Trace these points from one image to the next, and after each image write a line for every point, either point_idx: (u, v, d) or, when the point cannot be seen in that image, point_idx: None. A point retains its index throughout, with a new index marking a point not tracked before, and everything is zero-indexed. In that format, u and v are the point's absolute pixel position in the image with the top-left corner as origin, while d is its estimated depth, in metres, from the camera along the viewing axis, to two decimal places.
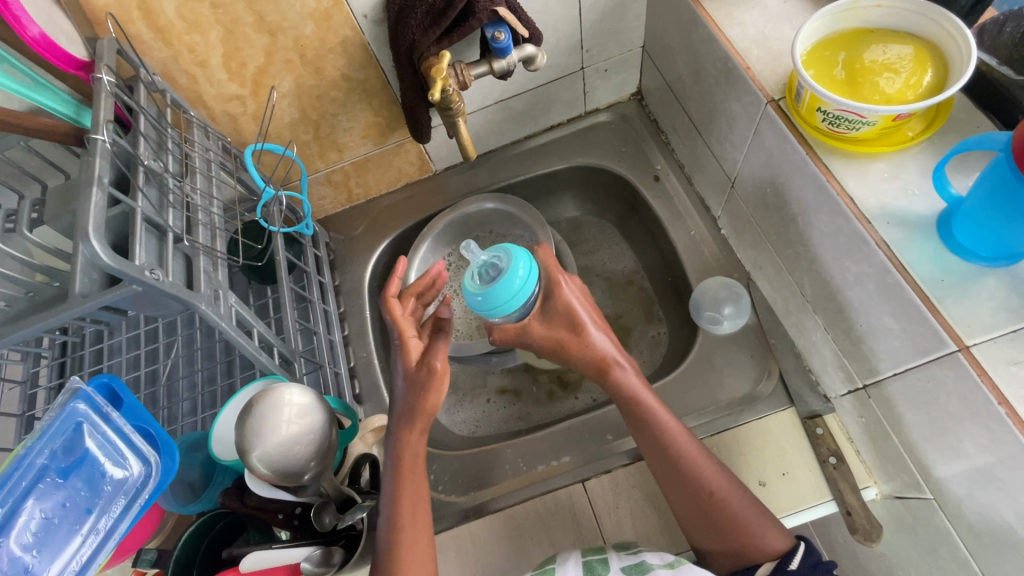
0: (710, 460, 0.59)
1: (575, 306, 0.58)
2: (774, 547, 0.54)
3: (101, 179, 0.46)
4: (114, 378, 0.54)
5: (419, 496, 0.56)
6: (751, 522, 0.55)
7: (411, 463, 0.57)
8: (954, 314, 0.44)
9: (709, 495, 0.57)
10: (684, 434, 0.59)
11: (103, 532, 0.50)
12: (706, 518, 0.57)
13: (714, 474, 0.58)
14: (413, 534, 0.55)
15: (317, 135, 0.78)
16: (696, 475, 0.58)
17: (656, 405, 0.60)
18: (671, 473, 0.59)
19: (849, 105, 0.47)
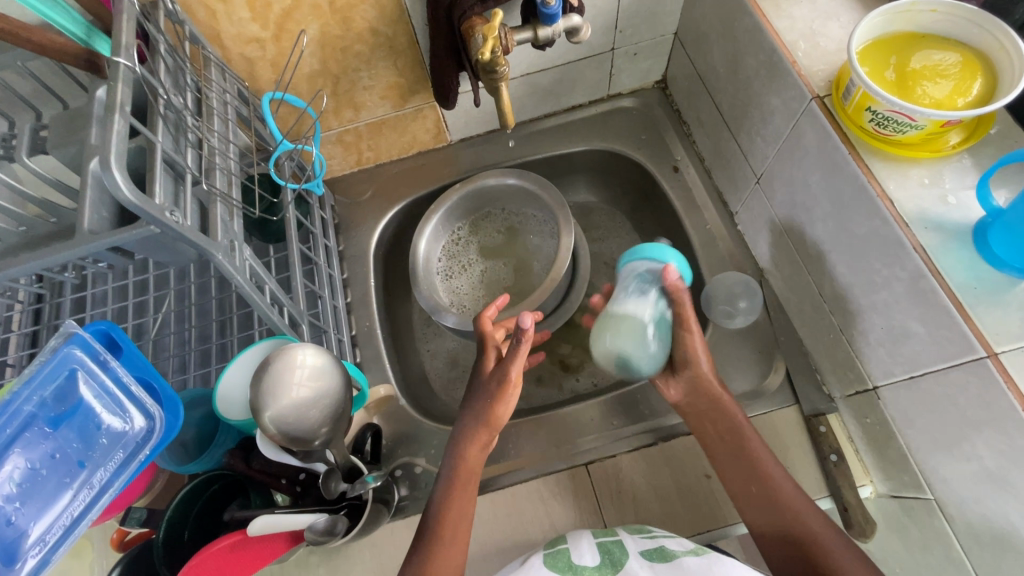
0: (807, 500, 0.56)
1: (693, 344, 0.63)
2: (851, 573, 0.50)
3: (123, 106, 0.42)
4: (112, 325, 0.50)
5: (465, 510, 0.58)
6: (846, 559, 0.51)
7: (469, 473, 0.59)
8: (985, 321, 0.45)
9: (797, 524, 0.54)
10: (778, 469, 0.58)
11: (97, 487, 0.47)
12: (791, 543, 0.54)
13: (812, 515, 0.54)
14: (453, 540, 0.55)
15: (336, 89, 0.74)
16: (789, 505, 0.55)
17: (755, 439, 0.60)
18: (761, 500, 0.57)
19: (901, 107, 0.47)
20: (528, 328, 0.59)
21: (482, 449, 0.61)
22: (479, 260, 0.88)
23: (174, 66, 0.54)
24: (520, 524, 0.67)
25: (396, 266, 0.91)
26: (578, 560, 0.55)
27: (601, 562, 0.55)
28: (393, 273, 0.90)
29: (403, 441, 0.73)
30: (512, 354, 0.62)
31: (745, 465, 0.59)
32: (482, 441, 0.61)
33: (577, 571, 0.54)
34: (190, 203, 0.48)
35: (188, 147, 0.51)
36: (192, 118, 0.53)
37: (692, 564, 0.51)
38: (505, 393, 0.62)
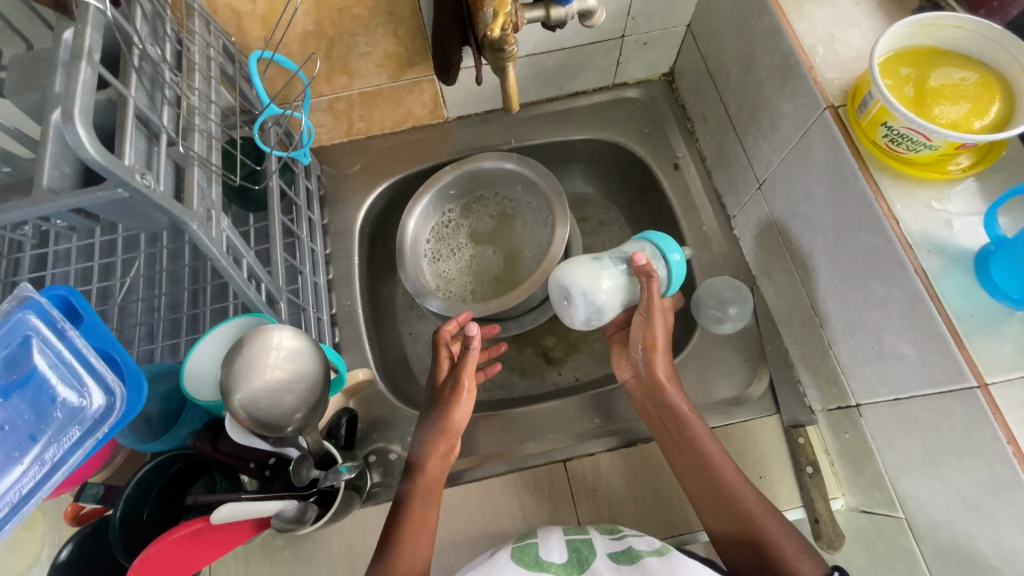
0: (748, 487, 0.58)
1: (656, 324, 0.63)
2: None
3: (91, 55, 0.38)
4: (72, 292, 0.46)
5: (425, 523, 0.57)
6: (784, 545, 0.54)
7: (429, 485, 0.59)
8: (978, 351, 0.45)
9: (738, 509, 0.57)
10: (722, 457, 0.60)
11: (48, 463, 0.44)
12: (741, 539, 0.56)
13: (752, 501, 0.57)
14: (411, 558, 0.55)
15: (329, 53, 0.70)
16: (730, 490, 0.58)
17: (699, 425, 0.61)
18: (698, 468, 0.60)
19: (918, 125, 0.46)
20: (475, 338, 0.61)
21: (442, 459, 0.61)
22: (468, 245, 0.86)
23: (152, 12, 0.50)
24: (493, 517, 0.66)
25: (381, 244, 0.88)
26: (546, 556, 0.54)
27: (568, 560, 0.54)
28: (378, 252, 0.86)
29: (378, 426, 0.71)
30: (463, 364, 0.63)
31: (688, 442, 0.61)
32: (442, 450, 0.61)
33: (544, 567, 0.52)
34: (165, 166, 0.44)
35: (165, 104, 0.47)
36: (170, 73, 0.49)
37: (655, 566, 0.51)
38: (457, 403, 0.62)
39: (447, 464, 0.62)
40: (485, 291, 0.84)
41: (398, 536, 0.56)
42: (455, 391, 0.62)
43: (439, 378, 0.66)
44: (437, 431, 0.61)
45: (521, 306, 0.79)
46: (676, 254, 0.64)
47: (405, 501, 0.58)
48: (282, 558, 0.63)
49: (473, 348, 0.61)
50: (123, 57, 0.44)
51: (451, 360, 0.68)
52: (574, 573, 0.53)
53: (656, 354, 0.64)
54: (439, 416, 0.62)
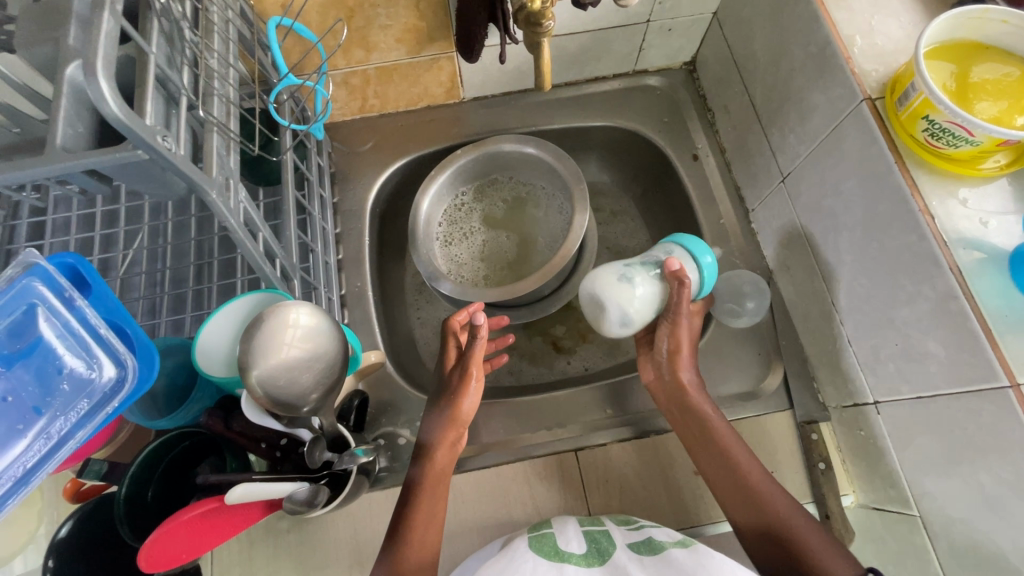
0: (772, 485, 0.57)
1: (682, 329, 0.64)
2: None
3: (114, 5, 0.36)
4: (81, 260, 0.44)
5: (434, 513, 0.56)
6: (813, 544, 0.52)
7: (439, 473, 0.58)
8: (1011, 351, 0.44)
9: (764, 508, 0.56)
10: (742, 452, 0.60)
11: (54, 437, 0.42)
12: (769, 538, 0.55)
13: (777, 499, 0.56)
14: (419, 548, 0.53)
15: (348, 24, 0.67)
16: (754, 488, 0.57)
17: (715, 418, 0.62)
18: (719, 465, 0.60)
19: (963, 119, 0.45)
20: (483, 326, 0.60)
21: (451, 449, 0.60)
22: (481, 229, 0.84)
23: None
24: (503, 505, 0.66)
25: (391, 225, 0.86)
26: (565, 547, 0.53)
27: (588, 551, 0.53)
28: (388, 233, 0.84)
29: (387, 410, 0.69)
30: (470, 351, 0.61)
31: (711, 445, 0.61)
32: (450, 439, 0.60)
33: (565, 558, 0.51)
34: (184, 130, 0.42)
35: (184, 65, 0.45)
36: (190, 32, 0.47)
37: (680, 556, 0.48)
38: (465, 391, 0.61)
39: (455, 454, 0.61)
40: (497, 277, 0.82)
41: (407, 524, 0.54)
42: (463, 377, 0.61)
43: (447, 367, 0.65)
44: (443, 420, 0.60)
45: (535, 293, 0.78)
46: (707, 256, 0.65)
47: (414, 490, 0.57)
48: (286, 541, 0.61)
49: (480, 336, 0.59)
50: (142, 12, 0.41)
51: (459, 350, 0.66)
52: (595, 564, 0.51)
53: (681, 352, 0.65)
54: (446, 404, 0.61)
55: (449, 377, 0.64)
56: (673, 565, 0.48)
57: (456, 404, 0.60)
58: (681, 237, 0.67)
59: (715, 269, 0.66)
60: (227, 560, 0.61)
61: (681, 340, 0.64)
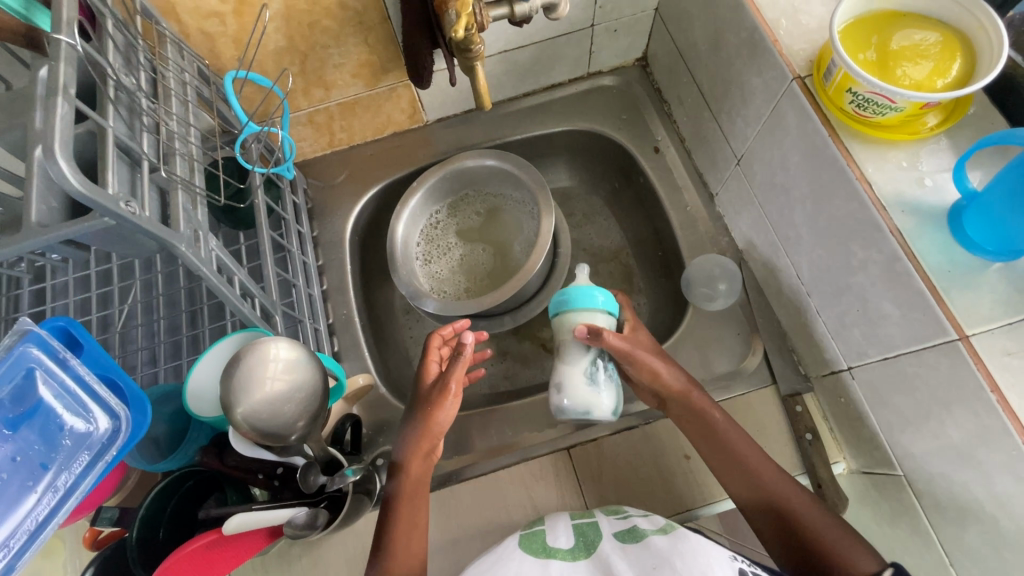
0: (779, 475, 0.58)
1: (646, 358, 0.63)
2: (865, 569, 0.50)
3: (67, 89, 0.39)
4: (71, 322, 0.47)
5: (415, 524, 0.58)
6: (827, 531, 0.54)
7: (416, 484, 0.60)
8: (957, 304, 0.46)
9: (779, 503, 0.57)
10: (749, 448, 0.60)
11: (62, 490, 0.46)
12: (787, 534, 0.56)
13: (784, 489, 0.57)
14: (404, 557, 0.56)
15: (304, 67, 0.71)
16: (764, 482, 0.58)
17: (719, 417, 0.62)
18: (728, 460, 0.60)
19: (881, 89, 0.47)
20: (468, 345, 0.63)
21: (425, 458, 0.62)
22: (458, 244, 0.87)
23: (124, 42, 0.51)
24: (503, 509, 0.67)
25: (372, 250, 0.88)
26: (553, 543, 0.55)
27: (575, 545, 0.55)
28: (369, 259, 0.87)
29: (384, 429, 0.72)
30: (452, 369, 0.63)
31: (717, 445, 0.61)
32: (424, 450, 0.61)
33: (551, 554, 0.53)
34: (148, 192, 0.46)
35: (144, 131, 0.48)
36: (148, 100, 0.50)
37: (659, 543, 0.51)
38: (442, 404, 0.62)
39: (430, 464, 0.62)
40: (478, 289, 0.85)
41: (390, 536, 0.57)
42: (443, 392, 0.63)
43: (425, 381, 0.66)
44: (416, 431, 0.62)
45: (517, 300, 0.80)
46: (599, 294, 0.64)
47: (395, 500, 0.59)
48: (298, 565, 0.64)
49: (465, 355, 0.62)
50: (98, 89, 0.45)
51: (440, 365, 0.68)
52: (581, 556, 0.53)
53: (656, 371, 0.63)
54: (422, 417, 0.62)
55: (427, 390, 0.65)
56: (653, 552, 0.50)
57: (430, 418, 0.62)
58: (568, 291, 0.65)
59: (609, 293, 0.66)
60: None
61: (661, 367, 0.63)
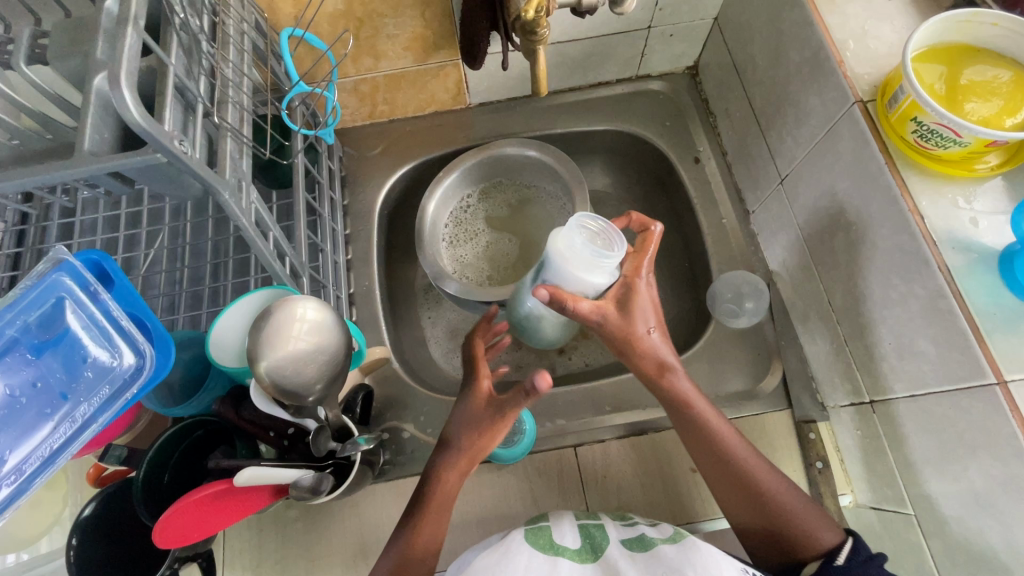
0: (757, 459, 0.56)
1: (641, 305, 0.55)
2: (827, 547, 0.52)
3: (137, 20, 0.39)
4: (105, 256, 0.47)
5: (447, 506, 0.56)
6: (800, 517, 0.53)
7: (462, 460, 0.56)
8: (999, 348, 0.45)
9: (753, 483, 0.55)
10: (731, 434, 0.57)
11: (78, 421, 0.46)
12: (763, 519, 0.54)
13: (763, 472, 0.55)
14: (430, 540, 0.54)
15: (358, 34, 0.70)
16: (743, 467, 0.55)
17: (708, 410, 0.57)
18: (705, 446, 0.57)
19: (949, 120, 0.46)
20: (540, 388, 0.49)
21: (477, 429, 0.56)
22: (485, 231, 0.86)
23: None
24: (503, 499, 0.67)
25: (398, 226, 0.88)
26: (560, 541, 0.54)
27: (582, 546, 0.55)
28: (395, 235, 0.87)
29: (393, 404, 0.72)
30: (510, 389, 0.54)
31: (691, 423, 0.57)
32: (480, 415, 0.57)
33: (559, 552, 0.53)
34: (200, 135, 0.45)
35: (201, 75, 0.48)
36: (207, 43, 0.50)
37: (670, 553, 0.51)
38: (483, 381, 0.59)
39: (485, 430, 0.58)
40: (500, 277, 0.85)
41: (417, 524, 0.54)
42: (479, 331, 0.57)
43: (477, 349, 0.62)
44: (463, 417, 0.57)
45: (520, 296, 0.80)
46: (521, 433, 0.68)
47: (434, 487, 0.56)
48: (294, 529, 0.64)
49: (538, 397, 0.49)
50: (162, 26, 0.45)
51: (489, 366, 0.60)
52: (589, 560, 0.53)
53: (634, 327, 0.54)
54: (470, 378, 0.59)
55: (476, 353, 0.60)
56: (664, 562, 0.51)
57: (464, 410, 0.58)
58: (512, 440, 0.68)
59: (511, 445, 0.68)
60: (238, 544, 0.63)
61: (649, 329, 0.55)
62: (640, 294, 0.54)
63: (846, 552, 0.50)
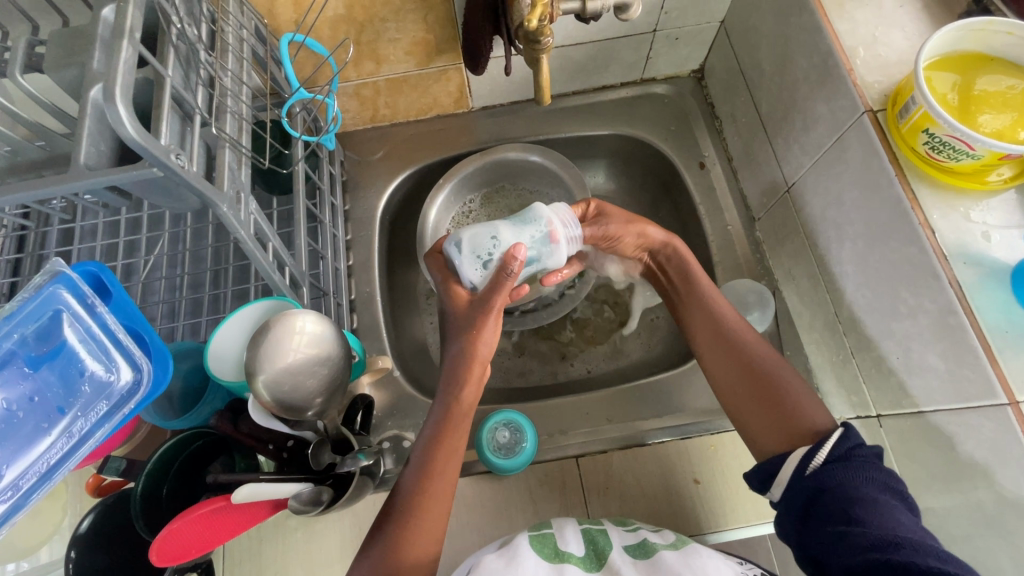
0: (761, 344, 0.59)
1: (639, 222, 0.66)
2: (818, 428, 0.52)
3: (132, 33, 0.38)
4: (103, 268, 0.47)
5: (441, 500, 0.52)
6: (796, 394, 0.54)
7: (462, 418, 0.56)
8: (1011, 367, 0.44)
9: (751, 364, 0.58)
10: (735, 317, 0.61)
11: (76, 436, 0.45)
12: (760, 397, 0.56)
13: (762, 356, 0.58)
14: (423, 542, 0.50)
15: (359, 39, 0.69)
16: (740, 343, 0.59)
17: (710, 286, 0.63)
18: (704, 314, 0.62)
19: (962, 133, 0.45)
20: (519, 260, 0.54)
21: (477, 387, 0.57)
22: None
23: None
24: (504, 509, 0.67)
25: (399, 231, 0.87)
26: (565, 548, 0.54)
27: (586, 554, 0.54)
28: (396, 240, 0.86)
29: (394, 413, 0.71)
30: (495, 291, 0.56)
31: (700, 303, 0.63)
32: (476, 377, 0.57)
33: (564, 559, 0.53)
34: (197, 147, 0.45)
35: (199, 85, 0.48)
36: (205, 53, 0.49)
37: (669, 557, 0.52)
38: (467, 382, 0.56)
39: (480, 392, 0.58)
40: None
41: (397, 542, 0.50)
42: (484, 313, 0.57)
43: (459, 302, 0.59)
44: (440, 422, 0.55)
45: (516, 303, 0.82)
46: (524, 443, 0.68)
47: (411, 500, 0.52)
48: (294, 539, 0.64)
49: (514, 271, 0.54)
50: (159, 37, 0.44)
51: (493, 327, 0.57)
52: (594, 567, 0.53)
53: (638, 221, 0.67)
54: (466, 340, 0.57)
55: (465, 313, 0.58)
56: (664, 565, 0.51)
57: (459, 376, 0.56)
58: (517, 455, 0.67)
59: (520, 458, 0.67)
60: (238, 554, 0.63)
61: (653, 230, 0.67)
62: (653, 231, 0.66)
63: (834, 440, 0.48)
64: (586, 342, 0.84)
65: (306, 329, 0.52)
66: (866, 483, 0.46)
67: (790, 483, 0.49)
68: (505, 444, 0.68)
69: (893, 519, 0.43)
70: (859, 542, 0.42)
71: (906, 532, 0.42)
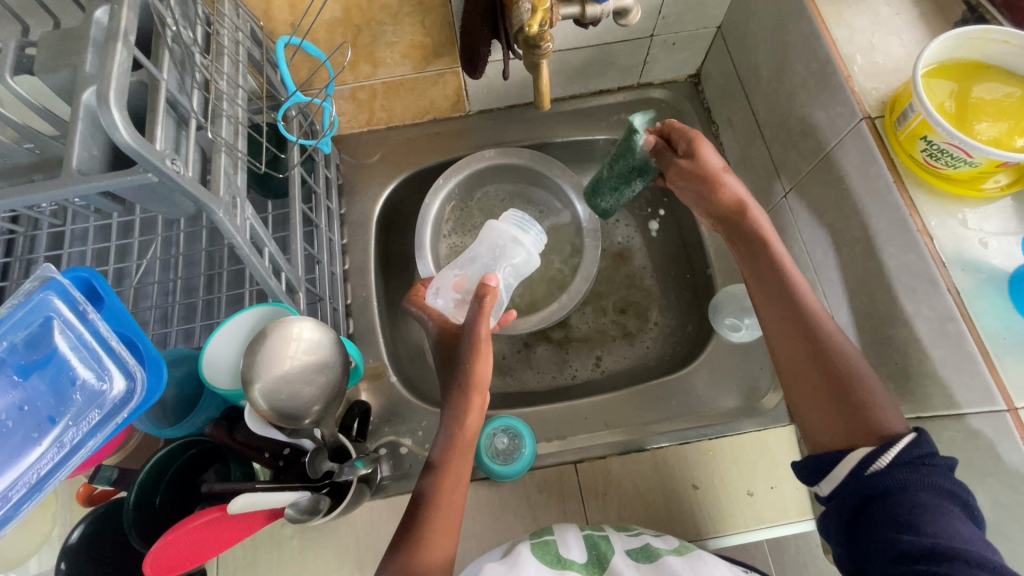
0: (834, 326, 0.54)
1: (721, 179, 0.59)
2: (891, 431, 0.47)
3: (127, 36, 0.38)
4: (95, 274, 0.46)
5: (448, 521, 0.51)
6: (868, 392, 0.50)
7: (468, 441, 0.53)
8: (1009, 373, 0.45)
9: (822, 345, 0.52)
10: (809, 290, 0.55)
11: (67, 446, 0.44)
12: (829, 387, 0.51)
13: (834, 341, 0.52)
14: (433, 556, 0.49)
15: (356, 41, 0.69)
16: (811, 319, 0.54)
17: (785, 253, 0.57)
18: (772, 282, 0.56)
19: (960, 140, 0.45)
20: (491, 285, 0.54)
21: (479, 412, 0.54)
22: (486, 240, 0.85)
23: None
24: (503, 516, 0.66)
25: (395, 235, 0.87)
26: (566, 554, 0.54)
27: (589, 559, 0.54)
28: (392, 244, 0.86)
29: (390, 418, 0.71)
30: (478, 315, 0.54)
31: (772, 268, 0.57)
32: (478, 404, 0.54)
33: (566, 565, 0.53)
34: (193, 152, 0.44)
35: (194, 88, 0.47)
36: (201, 55, 0.49)
37: (676, 564, 0.53)
38: (468, 410, 0.54)
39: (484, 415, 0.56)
40: None
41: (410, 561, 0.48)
42: (475, 346, 0.54)
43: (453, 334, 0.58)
44: (448, 448, 0.53)
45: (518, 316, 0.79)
46: (522, 449, 0.68)
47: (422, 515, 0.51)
48: (289, 547, 0.63)
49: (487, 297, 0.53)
50: (153, 39, 0.44)
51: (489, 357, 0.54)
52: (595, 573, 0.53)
53: (716, 174, 0.60)
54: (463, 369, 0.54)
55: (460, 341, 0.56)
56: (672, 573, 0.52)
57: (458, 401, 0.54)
58: (515, 459, 0.67)
59: (519, 462, 0.67)
60: (232, 563, 0.62)
61: (736, 188, 0.59)
62: (726, 188, 0.59)
63: (907, 445, 0.45)
64: (583, 346, 0.83)
65: (303, 337, 0.51)
66: (924, 491, 0.43)
67: (844, 487, 0.47)
68: (501, 449, 0.68)
69: (952, 528, 0.41)
70: (904, 550, 0.41)
71: (963, 542, 0.40)
